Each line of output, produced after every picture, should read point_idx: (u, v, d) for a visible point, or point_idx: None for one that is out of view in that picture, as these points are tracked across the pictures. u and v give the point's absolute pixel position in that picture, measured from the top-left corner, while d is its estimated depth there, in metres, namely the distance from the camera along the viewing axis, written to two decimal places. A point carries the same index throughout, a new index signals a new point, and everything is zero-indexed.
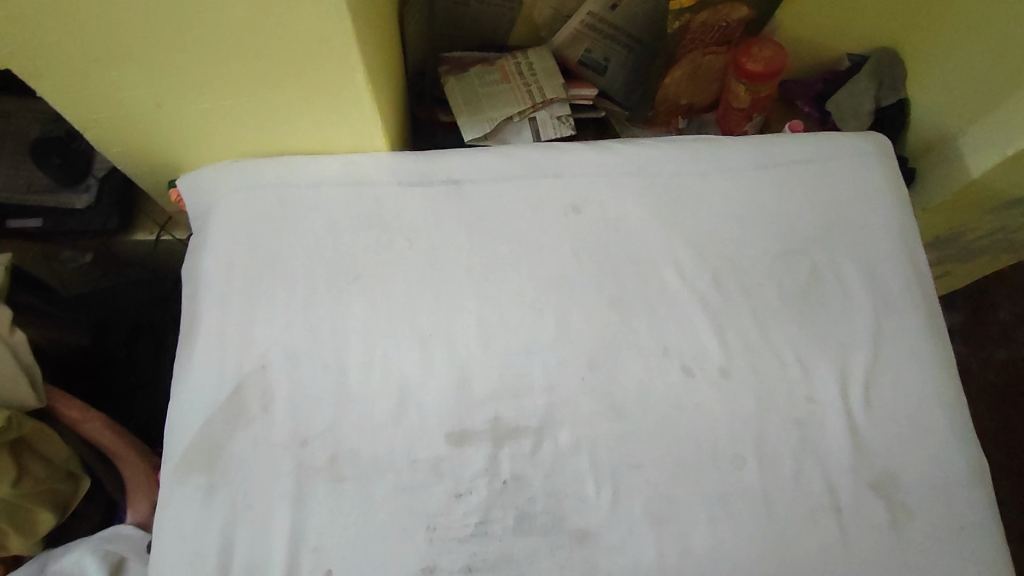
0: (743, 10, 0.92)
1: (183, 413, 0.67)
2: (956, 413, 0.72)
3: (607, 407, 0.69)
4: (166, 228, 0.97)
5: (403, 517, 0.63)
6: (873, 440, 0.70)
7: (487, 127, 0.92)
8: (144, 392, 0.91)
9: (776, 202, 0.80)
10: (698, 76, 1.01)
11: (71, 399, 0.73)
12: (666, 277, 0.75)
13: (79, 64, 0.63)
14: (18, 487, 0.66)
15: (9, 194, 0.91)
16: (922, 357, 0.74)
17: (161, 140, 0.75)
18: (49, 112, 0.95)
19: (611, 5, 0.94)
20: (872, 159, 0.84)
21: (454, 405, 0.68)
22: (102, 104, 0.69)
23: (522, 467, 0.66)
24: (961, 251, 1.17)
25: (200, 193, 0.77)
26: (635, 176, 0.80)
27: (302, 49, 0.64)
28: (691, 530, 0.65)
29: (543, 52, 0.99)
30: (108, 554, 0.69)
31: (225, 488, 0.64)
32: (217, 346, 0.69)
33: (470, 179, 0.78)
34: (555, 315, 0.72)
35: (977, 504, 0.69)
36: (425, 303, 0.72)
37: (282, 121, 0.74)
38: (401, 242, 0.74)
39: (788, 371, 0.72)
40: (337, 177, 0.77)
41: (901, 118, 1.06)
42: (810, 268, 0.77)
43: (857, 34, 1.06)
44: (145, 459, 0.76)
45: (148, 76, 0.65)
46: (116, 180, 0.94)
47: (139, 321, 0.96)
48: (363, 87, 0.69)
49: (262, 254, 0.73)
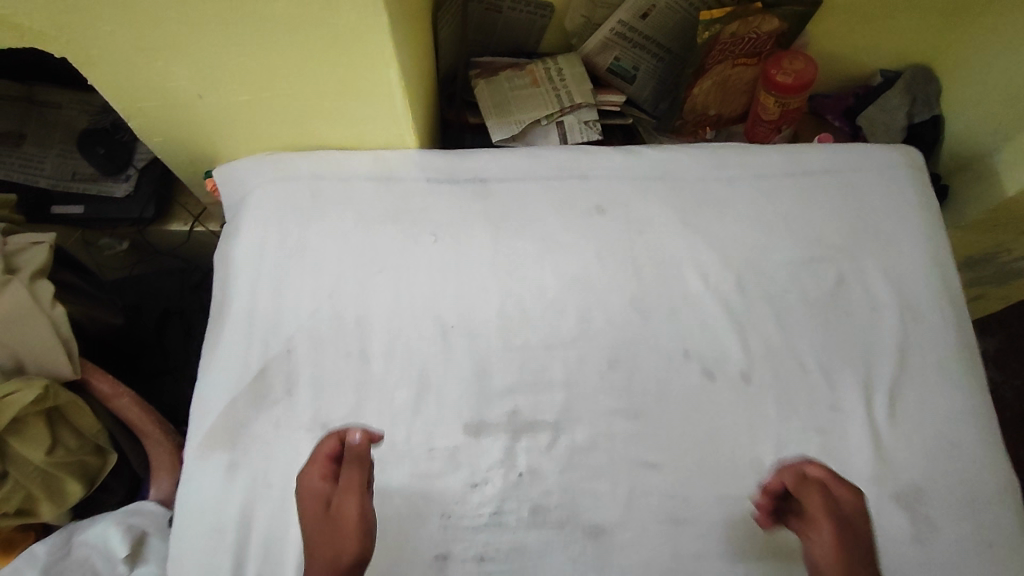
0: (774, 23, 0.92)
1: (209, 392, 0.69)
2: (985, 428, 0.71)
3: (624, 405, 0.69)
4: (200, 219, 1.00)
5: (419, 504, 0.64)
6: (898, 452, 0.68)
7: (515, 128, 0.94)
8: (171, 376, 0.94)
9: (801, 209, 0.80)
10: (728, 86, 1.02)
11: (104, 373, 0.75)
12: (688, 279, 0.75)
13: (129, 53, 0.66)
14: (51, 456, 0.68)
15: (55, 181, 0.96)
16: (951, 370, 0.73)
17: (200, 129, 0.78)
18: (98, 105, 1.00)
19: (642, 14, 0.95)
20: (902, 171, 0.83)
21: (473, 396, 0.68)
22: (148, 93, 0.72)
23: (539, 460, 0.66)
24: (995, 273, 1.14)
25: (235, 183, 0.79)
26: (660, 180, 0.81)
27: (341, 44, 0.66)
28: (707, 534, 0.64)
29: (572, 58, 1.00)
30: (131, 528, 0.73)
31: (247, 466, 0.65)
32: (245, 329, 0.71)
33: (496, 178, 0.80)
34: (576, 311, 0.73)
35: (1006, 523, 0.67)
36: (448, 296, 0.73)
37: (318, 117, 0.77)
38: (426, 237, 0.75)
39: (809, 378, 0.71)
40: (367, 172, 0.79)
41: (934, 134, 1.05)
42: (836, 277, 0.77)
43: (890, 50, 1.06)
44: (169, 438, 0.78)
45: (193, 68, 0.68)
46: (155, 171, 0.98)
47: (169, 308, 1.00)
48: (395, 83, 0.71)
49: (292, 243, 0.75)
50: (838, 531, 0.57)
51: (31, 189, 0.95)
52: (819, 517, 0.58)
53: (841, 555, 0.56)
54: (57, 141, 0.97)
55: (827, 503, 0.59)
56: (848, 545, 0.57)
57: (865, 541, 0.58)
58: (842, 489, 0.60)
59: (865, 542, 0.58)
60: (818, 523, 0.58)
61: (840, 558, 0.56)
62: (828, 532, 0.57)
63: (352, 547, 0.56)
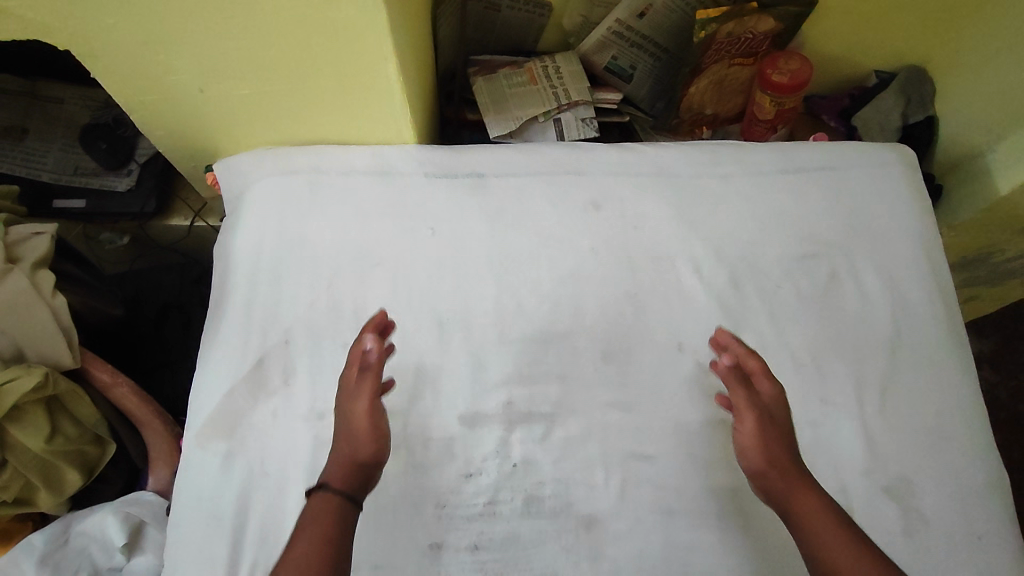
0: (770, 23, 0.93)
1: (208, 382, 0.70)
2: (975, 422, 0.71)
3: (619, 398, 0.70)
4: (200, 214, 1.01)
5: (414, 493, 0.65)
6: (888, 445, 0.69)
7: (513, 125, 0.96)
8: (170, 369, 0.95)
9: (796, 205, 0.81)
10: (724, 86, 1.03)
11: (103, 363, 0.76)
12: (682, 274, 0.76)
13: (131, 46, 0.66)
14: (51, 444, 0.68)
15: (57, 175, 0.97)
16: (941, 365, 0.74)
17: (201, 122, 0.79)
18: (100, 100, 1.00)
19: (639, 13, 0.96)
20: (896, 169, 0.84)
21: (469, 387, 0.69)
22: (151, 86, 0.72)
23: (533, 451, 0.67)
24: (988, 273, 1.15)
25: (235, 177, 0.80)
26: (656, 176, 0.82)
27: (341, 40, 0.67)
28: (699, 524, 0.65)
29: (569, 56, 1.01)
30: (129, 517, 0.73)
31: (244, 455, 0.66)
32: (243, 321, 0.72)
33: (493, 173, 0.80)
34: (571, 305, 0.74)
35: (994, 516, 0.68)
36: (444, 289, 0.73)
37: (318, 112, 0.78)
38: (425, 231, 0.76)
39: (802, 372, 0.72)
40: (366, 167, 0.80)
41: (929, 135, 1.05)
42: (829, 272, 0.78)
43: (885, 51, 1.06)
44: (167, 428, 0.79)
45: (195, 62, 0.69)
46: (156, 166, 0.99)
47: (168, 302, 1.01)
48: (395, 78, 0.72)
49: (291, 236, 0.76)
50: (759, 421, 0.62)
51: (33, 182, 0.96)
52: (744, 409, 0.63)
53: (762, 444, 0.61)
54: (60, 135, 0.98)
55: (748, 394, 0.63)
56: (769, 433, 0.61)
57: (784, 427, 0.63)
58: (765, 381, 0.64)
59: (785, 430, 0.62)
60: (741, 415, 0.63)
61: (760, 444, 0.61)
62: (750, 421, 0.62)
63: (365, 448, 0.59)
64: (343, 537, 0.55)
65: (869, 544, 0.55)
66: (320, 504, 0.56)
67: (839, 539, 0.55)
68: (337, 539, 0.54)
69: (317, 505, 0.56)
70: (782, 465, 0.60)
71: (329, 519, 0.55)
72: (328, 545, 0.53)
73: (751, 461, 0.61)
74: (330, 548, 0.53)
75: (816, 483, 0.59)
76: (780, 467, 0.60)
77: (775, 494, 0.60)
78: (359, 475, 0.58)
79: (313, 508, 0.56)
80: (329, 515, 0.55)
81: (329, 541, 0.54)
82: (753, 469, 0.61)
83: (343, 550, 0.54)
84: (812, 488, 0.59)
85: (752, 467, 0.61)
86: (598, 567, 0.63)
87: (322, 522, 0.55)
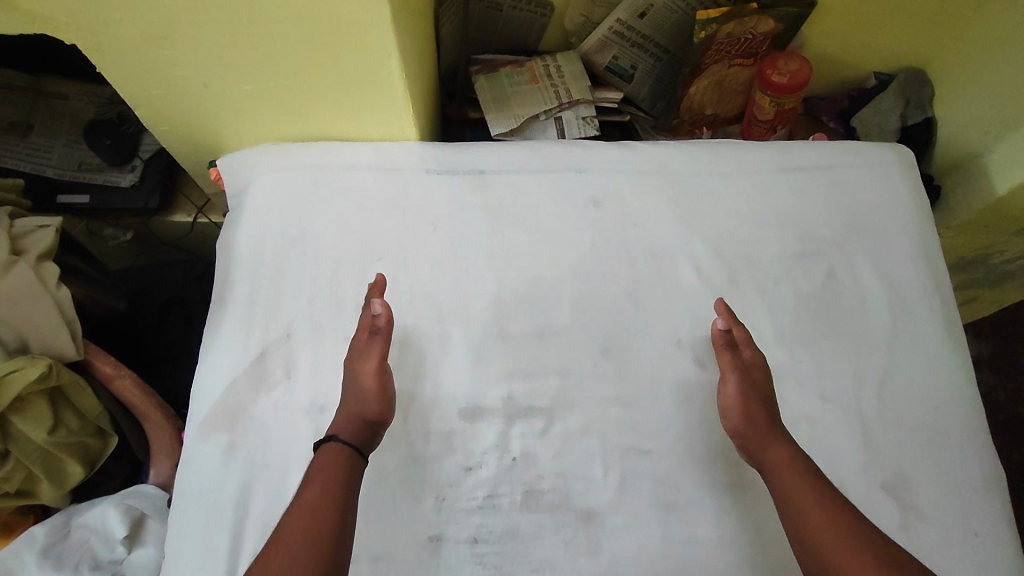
0: (770, 23, 0.94)
1: (209, 375, 0.70)
2: (971, 420, 0.72)
3: (618, 393, 0.70)
4: (203, 211, 1.01)
5: (413, 486, 0.65)
6: (885, 442, 0.70)
7: (514, 123, 0.96)
8: (171, 365, 0.96)
9: (794, 204, 0.82)
10: (724, 87, 1.03)
11: (107, 356, 0.77)
12: (682, 271, 0.77)
13: (137, 41, 0.67)
14: (54, 436, 0.69)
15: (62, 171, 0.97)
16: (937, 363, 0.74)
17: (205, 118, 0.79)
18: (105, 97, 1.01)
19: (640, 13, 0.97)
20: (893, 169, 0.85)
21: (469, 381, 0.69)
22: (156, 81, 0.73)
23: (532, 444, 0.68)
24: (987, 275, 1.15)
25: (238, 172, 0.80)
26: (656, 174, 0.82)
27: (345, 37, 0.67)
28: (697, 519, 0.65)
29: (571, 56, 1.02)
30: (130, 509, 0.73)
31: (245, 447, 0.66)
32: (246, 314, 0.72)
33: (495, 170, 0.81)
34: (571, 301, 0.74)
35: (991, 512, 0.68)
36: (445, 284, 0.74)
37: (320, 108, 0.78)
38: (426, 227, 0.77)
39: (800, 369, 0.72)
40: (368, 163, 0.80)
41: (926, 137, 1.06)
42: (827, 270, 0.78)
43: (884, 52, 1.07)
44: (169, 422, 0.79)
45: (200, 57, 0.69)
46: (160, 162, 0.99)
47: (171, 298, 1.02)
48: (397, 75, 0.73)
49: (293, 232, 0.76)
50: (741, 382, 0.66)
51: (37, 178, 0.97)
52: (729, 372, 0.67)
53: (742, 401, 0.65)
54: (64, 131, 0.99)
55: (733, 358, 0.68)
56: (749, 393, 0.66)
57: (765, 391, 0.67)
58: (748, 349, 0.69)
59: (765, 392, 0.66)
60: (725, 376, 0.67)
61: (741, 403, 0.65)
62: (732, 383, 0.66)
63: (374, 407, 0.63)
64: (351, 482, 0.58)
65: (837, 493, 0.58)
66: (330, 454, 0.59)
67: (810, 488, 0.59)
68: (347, 483, 0.58)
69: (328, 453, 0.59)
70: (760, 423, 0.64)
71: (339, 467, 0.58)
72: (337, 489, 0.57)
73: (732, 420, 0.65)
74: (338, 492, 0.56)
75: (791, 440, 0.63)
76: (758, 424, 0.64)
77: (753, 450, 0.63)
78: (365, 427, 0.62)
79: (324, 456, 0.59)
80: (338, 461, 0.58)
81: (338, 484, 0.57)
82: (733, 426, 0.65)
83: (350, 493, 0.57)
84: (787, 443, 0.62)
85: (733, 425, 0.65)
86: (597, 561, 0.64)
87: (332, 469, 0.58)
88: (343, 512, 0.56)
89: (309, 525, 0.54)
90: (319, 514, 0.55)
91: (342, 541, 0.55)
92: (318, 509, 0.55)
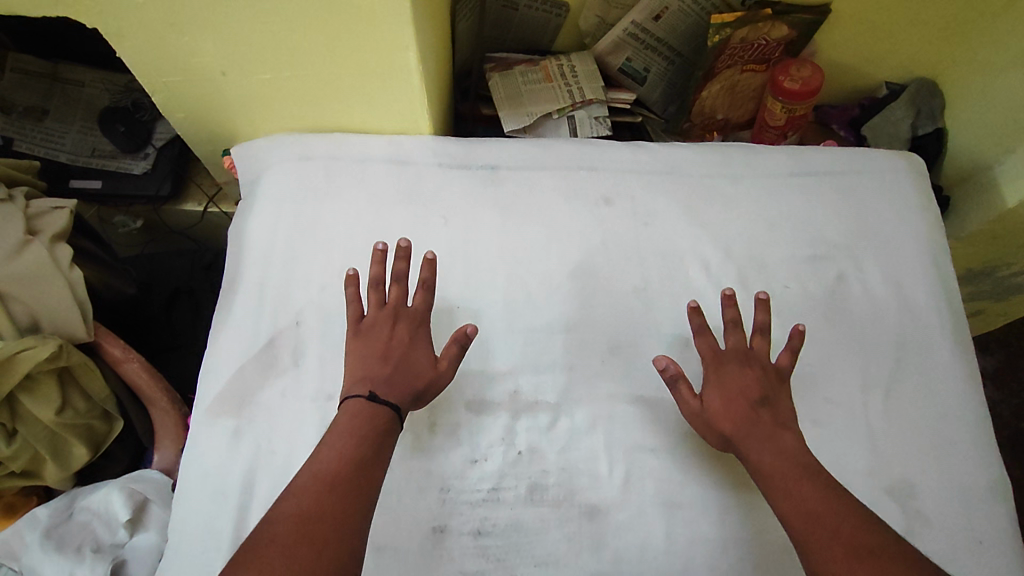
0: (783, 30, 0.95)
1: (218, 360, 0.70)
2: (977, 426, 0.72)
3: (625, 390, 0.70)
4: (214, 200, 1.02)
5: (418, 477, 0.65)
6: (890, 446, 0.69)
7: (527, 120, 0.97)
8: (177, 353, 0.96)
9: (803, 207, 0.82)
10: (736, 92, 1.04)
11: (116, 339, 0.77)
12: (690, 271, 0.77)
13: (157, 29, 0.68)
14: (62, 416, 0.69)
15: (75, 156, 0.98)
16: (944, 371, 0.74)
17: (221, 107, 0.80)
18: (120, 84, 1.02)
19: (654, 15, 0.96)
20: (904, 176, 0.85)
21: (476, 374, 0.70)
22: (175, 69, 0.74)
23: (537, 440, 0.68)
24: (994, 288, 1.14)
25: (253, 162, 0.81)
26: (668, 175, 0.82)
27: (364, 30, 0.68)
28: (701, 517, 0.65)
29: (585, 56, 1.02)
30: (134, 493, 0.73)
31: (251, 434, 0.66)
32: (255, 302, 0.73)
33: (506, 166, 0.81)
34: (580, 298, 0.74)
35: (995, 520, 0.68)
36: (456, 276, 0.74)
37: (336, 103, 0.79)
38: (437, 220, 0.77)
39: (806, 371, 0.72)
40: (381, 156, 0.81)
41: (937, 146, 1.06)
42: (836, 275, 0.78)
43: (897, 62, 1.06)
44: (175, 407, 0.79)
45: (218, 46, 0.70)
46: (174, 150, 1.00)
47: (179, 288, 1.01)
48: (413, 69, 0.73)
49: (305, 222, 0.76)
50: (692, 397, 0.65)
51: (51, 163, 0.97)
52: (729, 370, 0.66)
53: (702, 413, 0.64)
54: (78, 118, 1.00)
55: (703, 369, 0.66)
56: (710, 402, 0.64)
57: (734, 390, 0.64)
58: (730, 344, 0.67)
59: (754, 395, 0.64)
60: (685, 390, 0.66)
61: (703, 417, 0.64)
62: (719, 393, 0.65)
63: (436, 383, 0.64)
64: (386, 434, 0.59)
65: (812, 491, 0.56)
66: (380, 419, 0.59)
67: (782, 496, 0.57)
68: (378, 445, 0.57)
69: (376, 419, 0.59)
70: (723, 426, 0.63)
71: (378, 421, 0.59)
72: (361, 453, 0.56)
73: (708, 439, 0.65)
74: (361, 456, 0.56)
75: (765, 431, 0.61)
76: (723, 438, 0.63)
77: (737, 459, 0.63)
78: (410, 397, 0.62)
79: (364, 411, 0.59)
80: (359, 419, 0.58)
81: (358, 448, 0.56)
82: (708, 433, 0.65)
83: (373, 458, 0.56)
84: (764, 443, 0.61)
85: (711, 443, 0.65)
86: (600, 558, 0.63)
87: (364, 421, 0.58)
88: (365, 476, 0.55)
89: (332, 476, 0.54)
90: (346, 458, 0.55)
91: (364, 505, 0.54)
92: (340, 471, 0.55)
